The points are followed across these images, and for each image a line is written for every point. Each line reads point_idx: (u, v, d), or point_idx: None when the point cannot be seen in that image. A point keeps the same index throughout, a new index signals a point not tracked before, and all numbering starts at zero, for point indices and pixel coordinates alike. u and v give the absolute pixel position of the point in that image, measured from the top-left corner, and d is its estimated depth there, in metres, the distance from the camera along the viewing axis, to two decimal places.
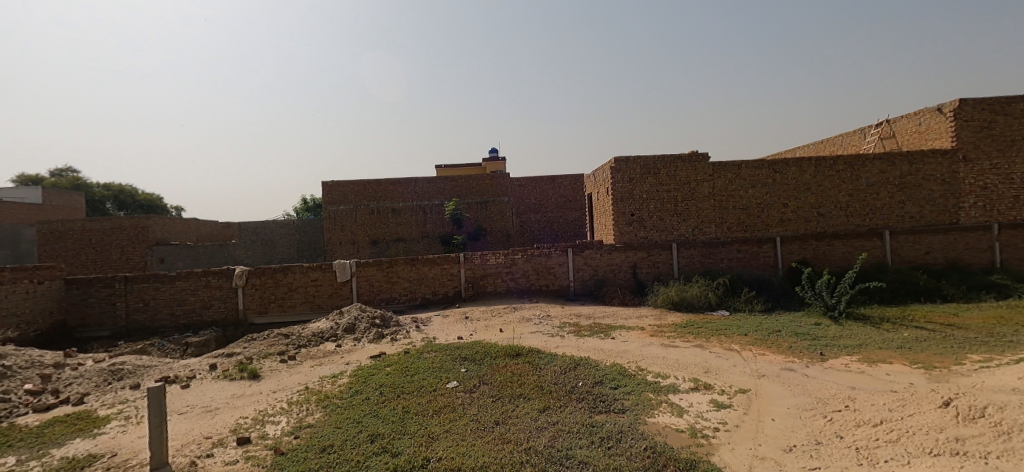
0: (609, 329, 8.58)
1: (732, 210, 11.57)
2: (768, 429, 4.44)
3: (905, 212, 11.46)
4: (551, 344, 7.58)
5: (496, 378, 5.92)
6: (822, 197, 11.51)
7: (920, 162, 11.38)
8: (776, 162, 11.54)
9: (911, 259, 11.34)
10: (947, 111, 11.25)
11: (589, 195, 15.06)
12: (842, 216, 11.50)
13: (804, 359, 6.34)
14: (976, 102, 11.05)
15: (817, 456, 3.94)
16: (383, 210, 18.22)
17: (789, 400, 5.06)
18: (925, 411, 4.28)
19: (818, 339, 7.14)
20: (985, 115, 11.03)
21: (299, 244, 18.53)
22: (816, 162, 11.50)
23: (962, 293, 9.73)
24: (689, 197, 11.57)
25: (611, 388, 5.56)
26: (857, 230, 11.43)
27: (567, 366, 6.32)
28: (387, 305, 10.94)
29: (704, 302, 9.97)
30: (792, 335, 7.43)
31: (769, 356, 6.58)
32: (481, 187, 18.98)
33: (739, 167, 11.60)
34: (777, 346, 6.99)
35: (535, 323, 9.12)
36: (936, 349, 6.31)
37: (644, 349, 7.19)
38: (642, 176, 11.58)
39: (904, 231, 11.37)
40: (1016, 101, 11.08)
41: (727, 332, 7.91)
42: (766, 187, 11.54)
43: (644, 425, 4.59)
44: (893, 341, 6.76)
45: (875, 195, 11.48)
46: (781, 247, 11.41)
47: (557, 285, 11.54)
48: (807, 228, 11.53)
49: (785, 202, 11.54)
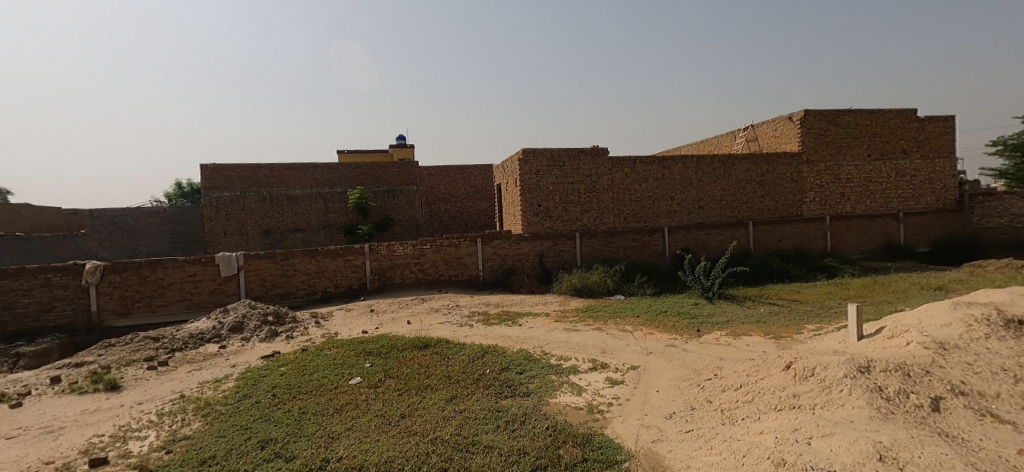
0: (516, 316, 8.82)
1: (628, 202, 12.47)
2: (653, 400, 4.92)
3: (765, 205, 13.25)
4: (459, 334, 7.61)
5: (402, 371, 5.80)
6: (702, 191, 12.88)
7: (778, 162, 13.20)
8: (664, 159, 12.64)
9: (769, 246, 13.19)
10: (796, 119, 13.23)
11: (498, 186, 15.29)
12: (717, 209, 12.99)
13: (684, 335, 7.12)
14: (816, 114, 13.15)
15: (691, 420, 4.47)
16: (275, 197, 16.73)
17: (672, 373, 5.65)
18: (774, 374, 4.93)
19: (695, 318, 8.04)
20: (822, 124, 13.18)
21: (170, 235, 16.34)
22: (697, 160, 12.83)
23: (804, 273, 11.58)
24: (590, 189, 12.23)
25: (516, 373, 5.75)
26: (728, 221, 13.01)
27: (475, 354, 6.40)
28: (282, 301, 10.14)
29: (603, 288, 10.65)
30: (674, 315, 8.26)
31: (656, 335, 7.26)
32: (388, 175, 18.25)
33: (634, 162, 12.49)
34: (663, 325, 7.75)
35: (444, 313, 9.08)
36: (784, 322, 7.46)
37: (549, 334, 7.53)
38: (548, 168, 11.97)
39: (765, 222, 13.16)
40: (845, 113, 13.36)
41: (622, 315, 8.58)
42: (656, 182, 12.62)
43: (546, 406, 4.83)
44: (753, 316, 7.86)
45: (744, 190, 13.11)
46: (668, 236, 12.61)
47: (466, 275, 11.57)
48: (690, 219, 12.83)
49: (672, 196, 12.72)
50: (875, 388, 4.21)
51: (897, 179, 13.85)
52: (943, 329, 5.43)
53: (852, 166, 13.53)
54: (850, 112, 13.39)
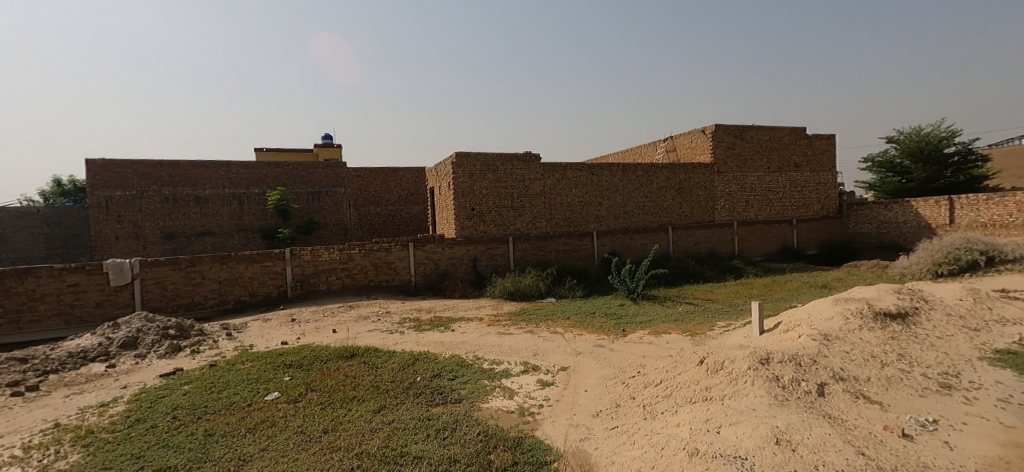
0: (449, 321, 8.69)
1: (559, 207, 12.79)
2: (581, 400, 5.06)
3: (684, 211, 14.22)
4: (389, 342, 7.34)
5: (325, 383, 5.47)
6: (627, 197, 13.54)
7: (694, 172, 14.23)
8: (593, 166, 13.13)
9: (686, 249, 14.16)
10: (708, 132, 14.37)
11: (431, 190, 15.04)
12: (641, 214, 13.72)
13: (611, 335, 7.41)
14: (726, 128, 14.37)
15: (616, 417, 4.64)
16: (181, 197, 15.22)
17: (599, 372, 5.85)
18: (690, 369, 5.26)
19: (621, 318, 8.41)
20: (730, 138, 14.44)
21: (46, 240, 14.31)
22: (622, 167, 13.48)
23: (716, 274, 12.57)
24: (523, 194, 12.38)
25: (448, 379, 5.64)
26: (651, 226, 13.79)
27: (405, 362, 6.20)
28: (189, 312, 9.21)
29: (535, 291, 10.81)
30: (602, 316, 8.58)
31: (585, 336, 7.49)
32: (312, 176, 17.29)
33: (564, 168, 12.84)
34: (592, 326, 8.02)
35: (373, 321, 8.72)
36: (699, 319, 8.03)
37: (482, 339, 7.49)
38: (481, 172, 11.96)
39: (683, 227, 14.12)
40: (750, 129, 14.72)
41: (553, 317, 8.76)
42: (585, 188, 13.07)
43: (478, 411, 4.79)
44: (672, 315, 8.38)
45: (664, 196, 13.98)
46: (597, 240, 13.11)
47: (397, 280, 11.22)
48: (616, 223, 13.43)
49: (600, 201, 13.23)
50: (773, 378, 4.63)
51: (792, 189, 15.50)
52: (828, 322, 6.14)
53: (756, 176, 14.94)
54: (754, 127, 14.78)
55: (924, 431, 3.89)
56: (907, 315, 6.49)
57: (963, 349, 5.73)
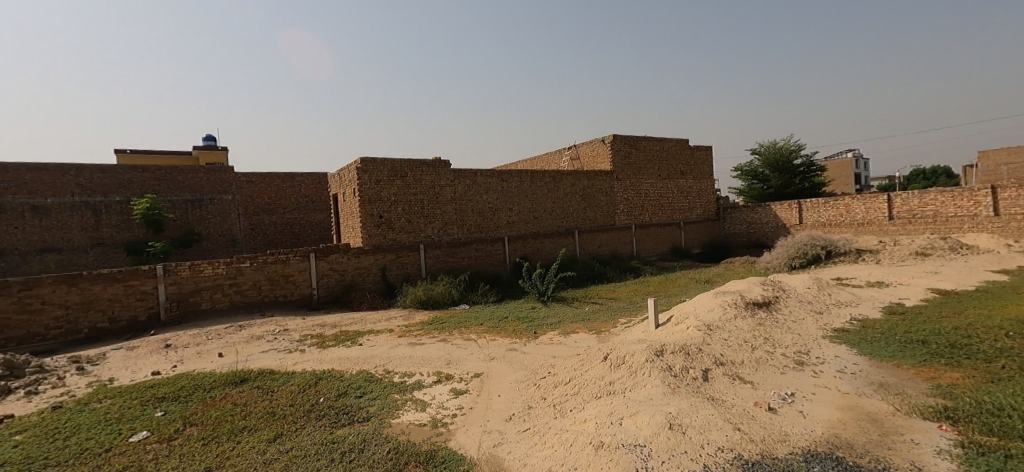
0: (356, 335, 8.22)
1: (470, 213, 12.77)
2: (495, 405, 5.06)
3: (588, 216, 14.99)
4: (287, 362, 6.74)
5: (209, 415, 4.86)
6: (536, 203, 13.95)
7: (596, 178, 15.09)
8: (502, 172, 13.33)
9: (591, 251, 14.94)
10: (607, 142, 15.37)
11: (333, 197, 14.18)
12: (549, 219, 14.21)
13: (523, 338, 7.55)
14: (623, 138, 15.47)
15: (528, 419, 4.71)
16: (10, 207, 12.67)
17: (512, 376, 5.91)
18: (596, 365, 5.52)
19: (533, 321, 8.60)
20: (627, 148, 15.58)
21: None
22: (531, 174, 13.87)
23: (618, 274, 13.43)
24: (433, 200, 12.15)
25: (355, 397, 5.31)
26: (559, 230, 14.34)
27: (306, 382, 5.73)
28: (25, 346, 7.66)
29: (447, 299, 10.65)
30: (514, 320, 8.69)
31: (498, 340, 7.53)
32: (191, 182, 15.42)
33: (474, 174, 12.87)
34: (505, 331, 8.09)
35: (269, 340, 7.96)
36: (604, 317, 8.50)
37: (392, 351, 7.19)
38: (389, 178, 11.51)
39: (587, 230, 14.89)
40: (643, 139, 16.00)
41: (466, 324, 8.69)
42: (495, 194, 13.20)
43: (388, 428, 4.56)
44: (580, 315, 8.76)
45: (570, 202, 14.63)
46: (508, 245, 13.30)
47: (297, 295, 10.38)
48: (526, 228, 13.76)
49: (510, 207, 13.46)
50: (666, 368, 5.04)
51: (680, 194, 17.14)
52: (710, 313, 6.84)
53: (649, 183, 16.28)
54: (647, 138, 16.09)
55: (785, 403, 4.48)
56: (771, 303, 7.48)
57: (813, 329, 6.75)
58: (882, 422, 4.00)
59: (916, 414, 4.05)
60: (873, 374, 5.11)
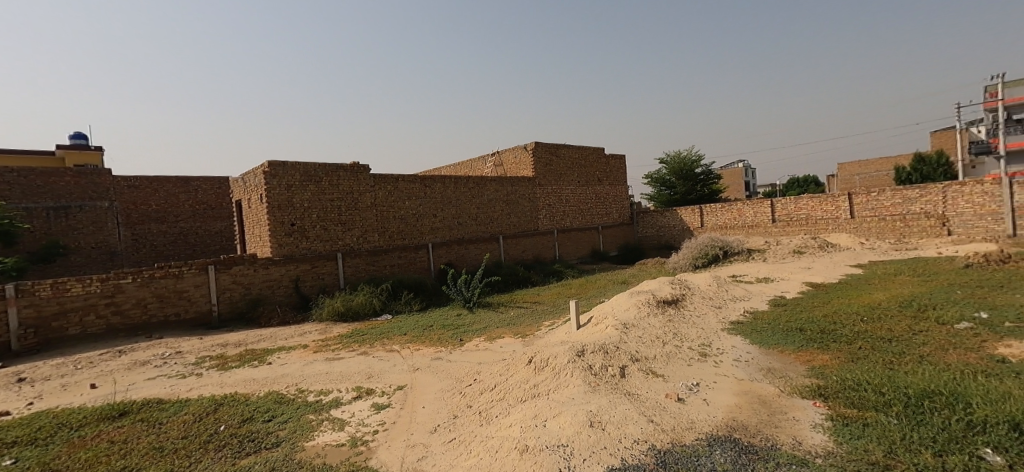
0: (265, 353, 7.56)
1: (392, 220, 12.34)
2: (419, 418, 4.90)
3: (512, 221, 15.19)
4: (182, 388, 6.01)
5: (79, 457, 4.17)
6: (460, 209, 13.85)
7: (518, 185, 15.35)
8: (425, 178, 13.08)
9: (515, 256, 15.13)
10: (529, 149, 15.73)
11: (236, 203, 12.97)
12: (473, 225, 14.18)
13: (448, 346, 7.42)
14: (544, 146, 15.94)
15: (453, 428, 4.61)
16: None
17: (436, 386, 5.77)
18: (520, 369, 5.57)
19: (458, 328, 8.49)
20: (547, 155, 16.07)
21: None
22: (454, 180, 13.76)
23: (541, 278, 13.73)
24: (351, 207, 11.57)
25: (263, 421, 4.86)
26: (483, 236, 14.36)
27: (204, 410, 5.14)
28: None
29: (368, 309, 10.18)
30: (439, 328, 8.52)
31: (422, 350, 7.33)
32: (56, 187, 13.24)
33: (396, 180, 12.48)
34: (429, 340, 7.90)
35: (158, 365, 7.05)
36: (529, 321, 8.62)
37: (306, 368, 6.70)
38: (302, 183, 10.77)
39: (511, 236, 15.07)
40: (563, 147, 16.60)
41: (389, 335, 8.36)
42: (418, 200, 12.91)
43: (301, 452, 4.23)
44: (505, 320, 8.81)
45: (494, 207, 14.72)
46: (432, 252, 13.05)
47: (193, 312, 9.33)
48: (450, 235, 13.60)
49: (434, 213, 13.23)
50: (587, 367, 5.21)
51: (597, 200, 17.98)
52: (626, 312, 7.22)
53: (569, 189, 16.90)
54: (566, 146, 16.71)
55: (691, 393, 4.84)
56: (679, 301, 8.08)
57: (714, 323, 7.40)
58: (771, 403, 4.46)
59: (797, 394, 4.56)
60: (763, 361, 5.70)
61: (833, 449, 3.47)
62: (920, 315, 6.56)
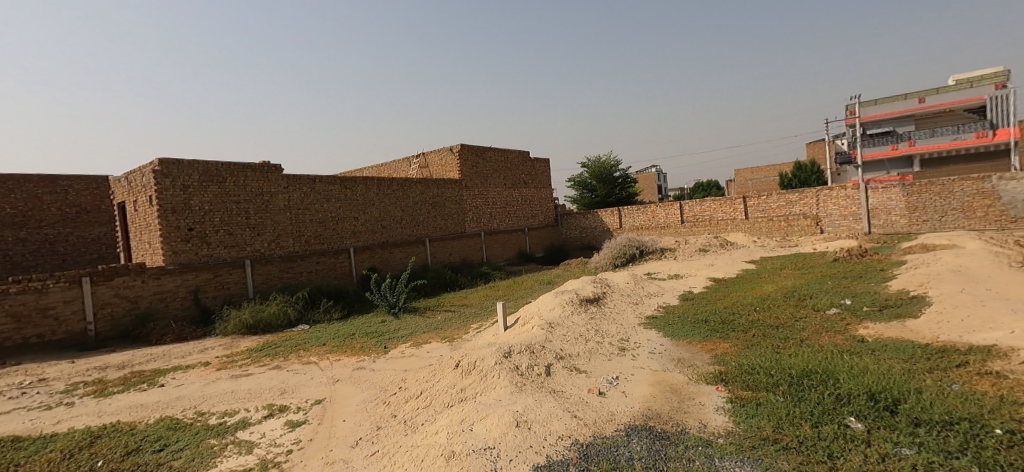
0: (157, 375, 6.74)
1: (308, 224, 11.60)
2: (338, 432, 4.64)
3: (438, 224, 14.97)
4: (49, 422, 5.18)
5: None
6: (383, 211, 13.39)
7: (445, 187, 15.19)
8: (345, 179, 12.48)
9: (442, 259, 14.92)
10: (455, 151, 15.63)
11: (121, 207, 11.45)
12: (398, 228, 13.77)
13: (371, 355, 7.12)
14: (470, 148, 15.92)
15: (376, 440, 4.43)
16: None
17: (358, 397, 5.51)
18: (447, 374, 5.49)
19: (382, 335, 8.18)
20: (473, 157, 16.08)
21: None
22: (377, 181, 13.28)
23: (469, 280, 13.66)
24: (261, 209, 10.70)
25: (153, 452, 4.33)
26: (409, 239, 14.00)
27: (78, 445, 4.47)
28: None
29: (282, 320, 9.47)
30: (362, 336, 8.16)
31: (342, 360, 6.96)
32: None
33: (313, 181, 11.77)
34: (351, 349, 7.52)
35: (17, 396, 6.00)
36: (457, 325, 8.53)
37: (209, 388, 6.07)
38: (202, 183, 9.76)
39: (438, 239, 14.85)
40: (489, 150, 16.70)
41: (305, 346, 7.84)
42: (338, 202, 12.28)
43: None
44: (432, 325, 8.64)
45: (419, 210, 14.42)
46: (354, 257, 12.46)
47: (63, 333, 8.09)
48: (373, 238, 13.09)
49: (355, 216, 12.66)
50: (513, 367, 5.28)
51: (523, 202, 18.30)
52: (551, 312, 7.42)
53: (496, 192, 17.03)
54: (492, 149, 16.84)
55: (611, 386, 5.09)
56: (601, 299, 8.47)
57: (632, 318, 7.85)
58: (680, 391, 4.81)
59: (702, 381, 4.98)
60: (674, 352, 6.15)
61: (732, 428, 3.82)
62: (800, 303, 7.46)
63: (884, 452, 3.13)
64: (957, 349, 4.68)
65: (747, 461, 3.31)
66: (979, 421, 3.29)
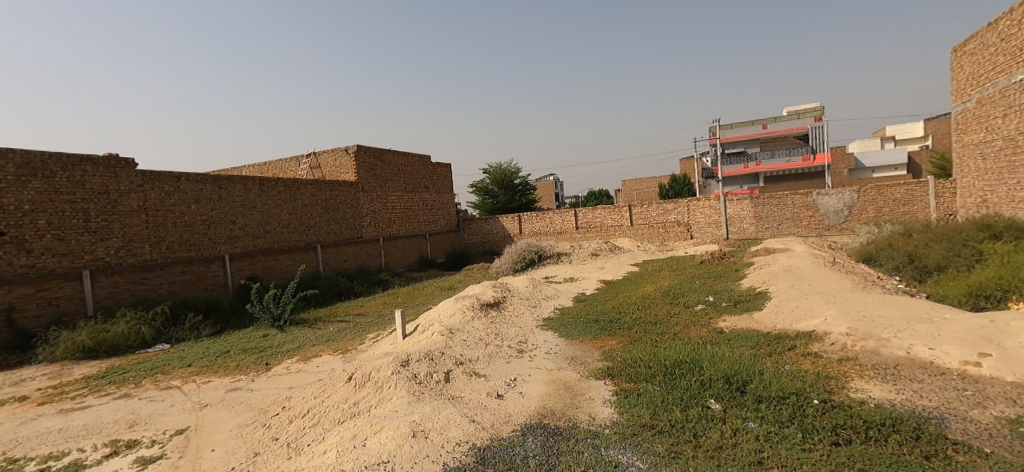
0: None
1: (171, 228, 10.14)
2: (206, 464, 4.11)
3: (331, 229, 14.06)
4: None
5: None
6: (266, 214, 12.22)
7: (339, 189, 14.34)
8: (219, 178, 11.17)
9: (335, 266, 14.02)
10: (350, 152, 14.86)
11: None
12: (284, 233, 12.66)
13: (249, 374, 6.43)
14: (366, 150, 15.25)
15: (252, 468, 3.99)
16: None
17: (231, 422, 4.93)
18: (337, 389, 5.16)
19: (263, 351, 7.43)
20: (370, 159, 15.42)
21: None
22: (258, 182, 12.10)
23: (365, 288, 13.01)
24: (107, 210, 9.09)
25: None
26: (296, 245, 12.94)
27: None
28: None
29: (134, 340, 8.13)
30: (239, 354, 7.33)
31: (213, 382, 6.19)
32: None
33: (177, 179, 10.33)
34: (224, 368, 6.71)
35: None
36: (350, 335, 8.07)
37: (29, 427, 4.99)
38: (21, 178, 8.01)
39: (330, 244, 13.94)
40: (387, 153, 16.16)
41: (166, 368, 6.82)
42: (210, 204, 10.93)
43: None
44: (322, 337, 8.07)
45: (309, 214, 13.42)
46: (230, 265, 11.17)
47: None
48: (254, 244, 11.86)
49: (231, 220, 11.37)
50: (411, 376, 5.13)
51: (424, 207, 17.98)
52: (451, 318, 7.37)
53: (395, 196, 16.49)
54: (391, 152, 16.31)
55: (509, 388, 5.20)
56: (500, 303, 8.62)
57: (530, 321, 8.11)
58: (572, 388, 5.09)
59: (592, 377, 5.31)
60: (567, 351, 6.48)
61: (616, 419, 4.14)
62: (675, 301, 8.35)
63: (736, 427, 3.61)
64: (790, 335, 5.60)
65: (629, 447, 3.60)
66: (803, 393, 3.98)
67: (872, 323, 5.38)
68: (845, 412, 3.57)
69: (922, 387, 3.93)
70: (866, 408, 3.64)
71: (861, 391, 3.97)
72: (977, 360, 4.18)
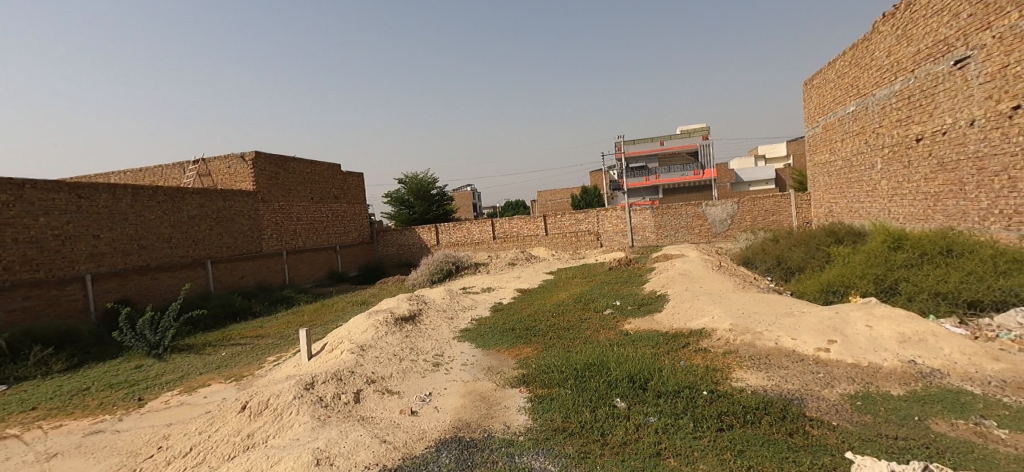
0: None
1: (12, 244, 8.46)
2: None
3: (224, 243, 12.73)
4: None
5: None
6: (141, 227, 10.75)
7: (232, 199, 13.09)
8: (79, 185, 9.64)
9: (229, 284, 12.69)
10: (247, 159, 13.64)
11: None
12: (164, 248, 11.21)
13: (117, 413, 5.56)
14: (266, 157, 14.11)
15: None
16: None
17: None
18: (228, 421, 4.65)
19: (136, 384, 6.47)
20: (271, 167, 14.29)
21: None
22: (132, 190, 10.67)
23: (266, 307, 11.92)
24: None
25: None
26: (180, 261, 11.52)
27: None
28: None
29: None
30: (102, 390, 6.30)
31: (68, 426, 5.25)
32: None
33: (21, 187, 8.71)
34: (83, 409, 5.73)
35: None
36: (245, 361, 7.32)
37: None
38: None
39: (223, 260, 12.60)
40: (290, 160, 15.10)
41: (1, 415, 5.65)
42: (66, 216, 9.37)
43: None
44: (211, 364, 7.23)
45: (196, 226, 12.05)
46: (92, 286, 9.61)
47: None
48: (126, 262, 10.35)
49: (95, 234, 9.82)
50: (316, 400, 4.78)
51: (333, 218, 17.01)
52: (363, 334, 7.02)
53: (300, 206, 15.39)
54: (295, 160, 15.26)
55: (423, 404, 5.05)
56: (416, 316, 8.39)
57: (447, 333, 7.99)
58: (488, 398, 5.08)
59: (508, 385, 5.36)
60: (483, 361, 6.48)
61: (530, 425, 4.21)
62: (586, 307, 8.75)
63: (638, 423, 3.86)
64: (685, 334, 6.13)
65: (541, 452, 3.68)
66: (695, 386, 4.36)
67: (751, 319, 6.08)
68: (728, 400, 3.98)
69: (787, 373, 4.52)
70: (744, 395, 4.09)
71: (740, 380, 4.46)
72: (827, 347, 4.89)
